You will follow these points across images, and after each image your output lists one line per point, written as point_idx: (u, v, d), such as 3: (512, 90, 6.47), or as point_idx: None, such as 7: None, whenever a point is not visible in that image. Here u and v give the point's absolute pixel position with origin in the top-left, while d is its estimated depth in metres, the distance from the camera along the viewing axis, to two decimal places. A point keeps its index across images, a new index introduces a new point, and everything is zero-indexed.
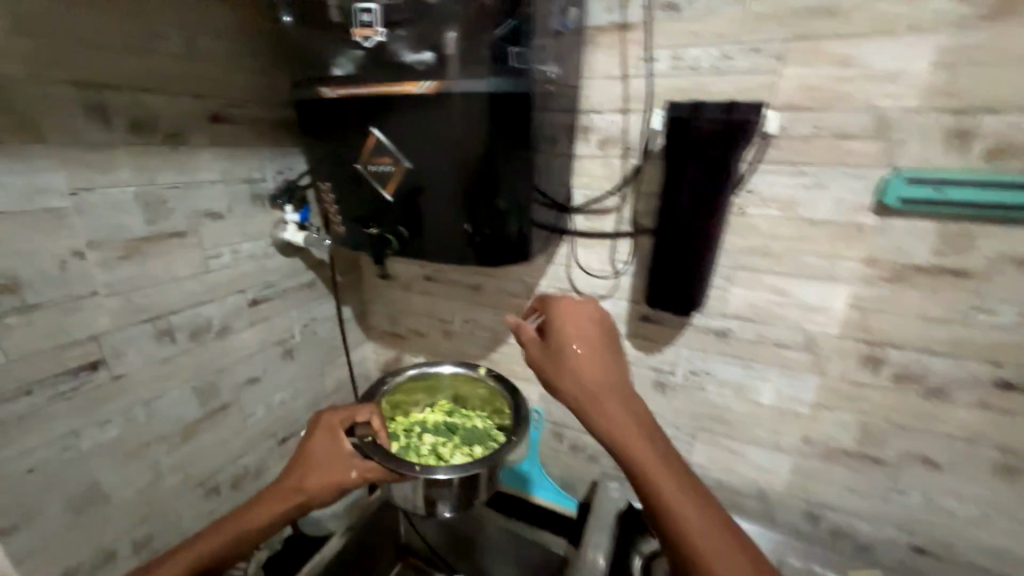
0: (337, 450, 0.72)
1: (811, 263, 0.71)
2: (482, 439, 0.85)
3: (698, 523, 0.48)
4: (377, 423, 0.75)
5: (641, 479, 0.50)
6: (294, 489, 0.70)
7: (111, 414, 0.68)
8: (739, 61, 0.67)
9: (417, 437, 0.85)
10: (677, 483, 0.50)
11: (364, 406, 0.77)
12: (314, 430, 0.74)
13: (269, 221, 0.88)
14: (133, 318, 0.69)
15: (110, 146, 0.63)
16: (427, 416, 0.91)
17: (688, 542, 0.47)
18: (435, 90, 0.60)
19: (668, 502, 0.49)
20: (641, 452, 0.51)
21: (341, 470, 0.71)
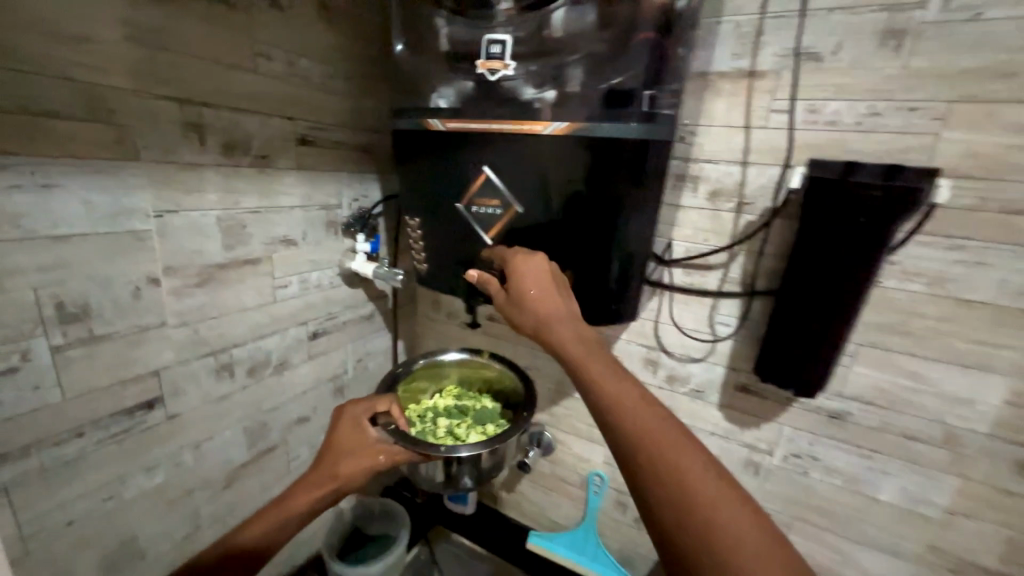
0: (366, 437, 0.64)
1: (958, 348, 0.62)
2: (496, 418, 0.79)
3: (708, 486, 0.36)
4: (398, 411, 0.69)
5: (626, 427, 0.40)
6: (327, 478, 0.60)
7: (159, 457, 0.61)
8: (889, 121, 0.60)
9: (432, 421, 0.78)
10: (678, 439, 0.39)
11: (382, 395, 0.70)
12: (339, 418, 0.65)
13: (340, 250, 0.82)
14: (196, 351, 0.62)
15: (201, 166, 0.58)
16: (438, 401, 0.84)
17: (688, 507, 0.35)
18: (566, 132, 0.56)
19: (672, 474, 0.37)
20: (632, 403, 0.42)
21: (373, 454, 0.64)
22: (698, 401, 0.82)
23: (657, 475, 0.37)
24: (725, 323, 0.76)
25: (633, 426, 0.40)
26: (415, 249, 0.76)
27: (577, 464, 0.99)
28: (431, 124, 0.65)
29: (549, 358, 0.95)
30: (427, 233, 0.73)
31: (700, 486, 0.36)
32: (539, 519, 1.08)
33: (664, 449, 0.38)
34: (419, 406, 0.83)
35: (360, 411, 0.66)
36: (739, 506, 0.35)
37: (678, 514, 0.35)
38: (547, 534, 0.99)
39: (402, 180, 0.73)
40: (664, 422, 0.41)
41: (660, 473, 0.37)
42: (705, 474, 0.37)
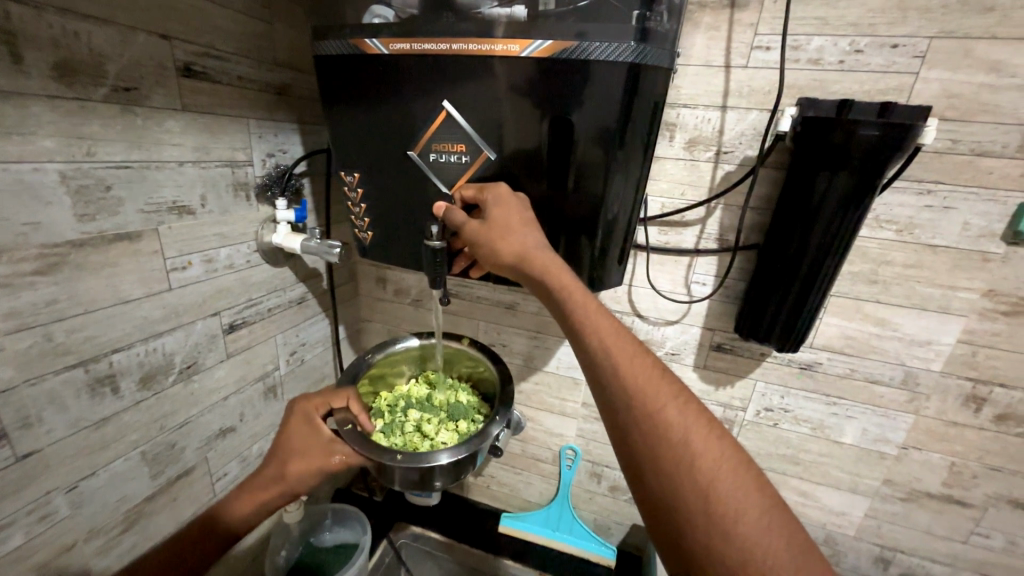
0: (317, 436, 0.56)
1: (921, 292, 0.64)
2: (473, 414, 0.69)
3: (706, 447, 0.34)
4: (356, 408, 0.61)
5: (619, 382, 0.38)
6: (269, 483, 0.54)
7: (12, 514, 0.44)
8: (870, 58, 0.57)
9: (402, 414, 0.69)
10: (680, 402, 0.36)
11: (339, 391, 0.62)
12: (290, 416, 0.58)
13: (254, 219, 0.66)
14: (53, 364, 0.45)
15: (24, 97, 0.40)
16: (409, 391, 0.74)
17: (682, 467, 0.33)
18: (547, 55, 0.46)
19: (671, 435, 0.34)
20: (627, 359, 0.39)
21: (324, 453, 0.55)
22: (673, 365, 0.79)
23: (648, 434, 0.35)
24: (701, 282, 0.73)
25: (627, 384, 0.37)
26: (355, 215, 0.62)
27: (549, 441, 0.94)
28: (368, 46, 0.50)
29: (515, 332, 0.87)
30: (371, 194, 0.60)
31: (696, 446, 0.34)
32: (509, 500, 1.03)
33: (659, 408, 0.36)
34: (390, 394, 0.73)
35: (313, 408, 0.58)
36: (735, 464, 0.33)
37: (672, 472, 0.33)
38: (522, 514, 0.96)
39: (332, 128, 0.58)
40: (660, 378, 0.38)
41: (653, 431, 0.35)
42: (704, 435, 0.34)
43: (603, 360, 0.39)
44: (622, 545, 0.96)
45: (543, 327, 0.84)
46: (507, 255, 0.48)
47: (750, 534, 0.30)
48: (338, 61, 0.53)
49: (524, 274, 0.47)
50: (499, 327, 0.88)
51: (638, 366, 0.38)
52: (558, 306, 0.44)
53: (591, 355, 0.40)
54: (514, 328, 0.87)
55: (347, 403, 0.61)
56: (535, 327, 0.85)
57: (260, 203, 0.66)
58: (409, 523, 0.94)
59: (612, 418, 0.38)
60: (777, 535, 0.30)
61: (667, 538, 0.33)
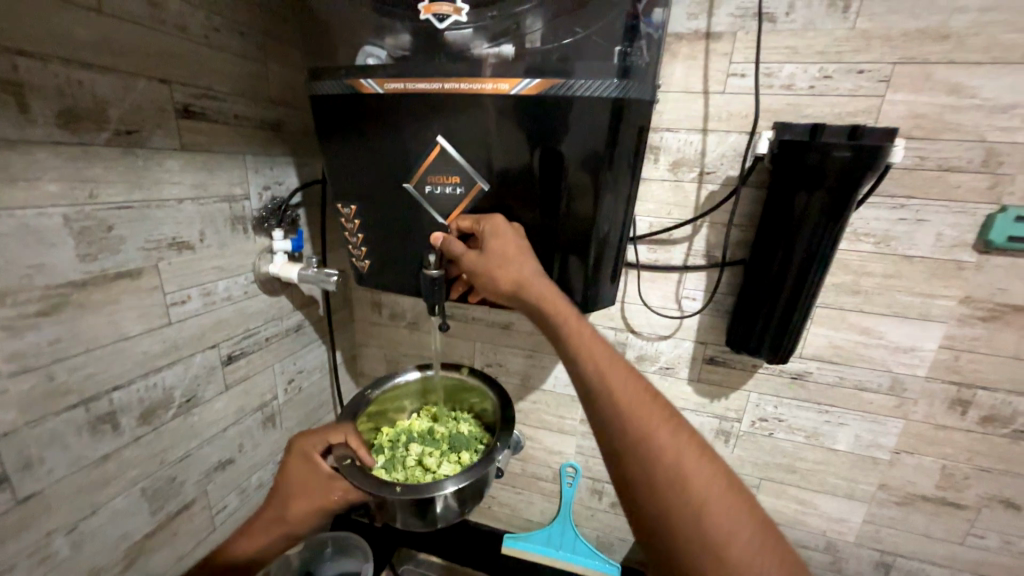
0: (317, 474, 0.58)
1: (902, 301, 0.66)
2: (474, 445, 0.69)
3: (697, 469, 0.35)
4: (355, 443, 0.59)
5: (614, 407, 0.39)
6: (277, 518, 0.58)
7: (12, 558, 0.43)
8: (839, 82, 0.61)
9: (403, 449, 0.69)
10: (674, 427, 0.37)
11: (339, 426, 0.61)
12: (288, 454, 0.59)
13: (252, 250, 0.67)
14: (54, 404, 0.45)
15: (29, 145, 0.41)
16: (411, 425, 0.74)
17: (674, 489, 0.34)
18: (534, 91, 0.48)
19: (663, 459, 0.36)
20: (622, 383, 0.40)
21: (325, 488, 0.58)
22: (668, 379, 0.81)
23: (641, 458, 0.36)
24: (692, 297, 0.75)
25: (620, 408, 0.39)
26: (352, 244, 0.64)
27: (549, 459, 0.94)
28: (362, 86, 0.52)
29: (512, 352, 0.88)
30: (367, 224, 0.61)
31: (688, 469, 0.35)
32: (511, 521, 1.02)
33: (652, 432, 0.37)
34: (391, 429, 0.73)
35: (311, 445, 0.59)
36: (725, 486, 0.34)
37: (664, 494, 0.35)
38: (524, 535, 0.95)
39: (328, 162, 0.60)
40: (652, 403, 0.39)
41: (646, 454, 0.36)
42: (696, 458, 0.36)
43: (598, 386, 0.40)
44: (626, 561, 0.96)
45: (539, 346, 0.86)
46: (505, 283, 0.50)
47: (738, 558, 0.31)
48: (333, 99, 0.55)
49: (521, 300, 0.49)
50: (496, 347, 0.89)
51: (632, 390, 0.40)
52: (554, 332, 0.46)
53: (587, 381, 0.41)
54: (510, 348, 0.88)
55: (346, 439, 0.59)
56: (531, 346, 0.87)
57: (257, 234, 0.67)
58: (414, 550, 0.93)
59: (606, 441, 0.39)
60: (762, 556, 0.32)
61: (660, 560, 0.34)
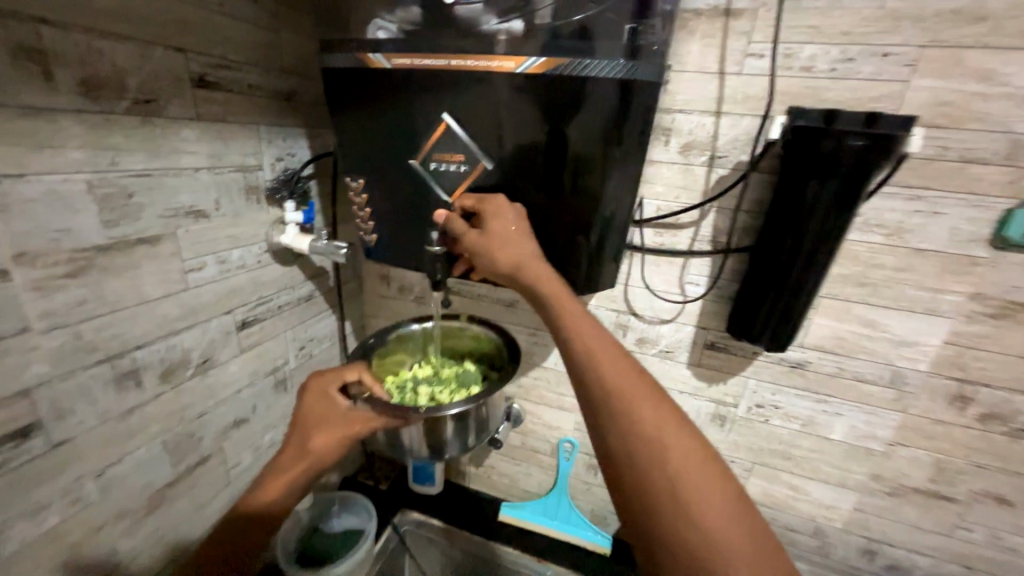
0: (336, 407, 0.59)
1: (910, 295, 0.65)
2: (481, 380, 0.72)
3: (676, 443, 0.37)
4: (370, 380, 0.63)
5: (601, 384, 0.40)
6: (297, 455, 0.55)
7: (49, 495, 0.48)
8: (862, 65, 0.58)
9: (412, 391, 0.69)
10: (657, 404, 0.39)
11: (352, 364, 0.63)
12: (304, 392, 0.59)
13: (265, 221, 0.69)
14: (83, 360, 0.49)
15: (53, 113, 0.43)
16: (415, 372, 0.74)
17: (654, 462, 0.36)
18: (540, 71, 0.48)
19: (646, 434, 0.37)
20: (609, 362, 0.41)
21: (345, 421, 0.58)
22: (668, 362, 0.82)
23: (624, 432, 0.38)
24: (695, 282, 0.75)
25: (606, 385, 0.40)
26: (360, 218, 0.65)
27: (548, 434, 0.97)
28: (372, 60, 0.53)
29: (515, 329, 0.90)
30: (375, 199, 0.62)
31: (668, 444, 0.37)
32: (510, 491, 1.07)
33: (636, 408, 0.38)
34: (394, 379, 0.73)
35: (327, 382, 0.61)
36: (702, 459, 0.36)
37: (644, 465, 0.36)
38: (521, 503, 1.00)
39: (339, 136, 0.61)
40: (638, 380, 0.40)
41: (629, 429, 0.38)
42: (676, 433, 0.37)
43: (587, 363, 0.42)
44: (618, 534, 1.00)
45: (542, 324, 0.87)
46: (502, 262, 0.51)
47: (710, 526, 0.34)
48: (342, 73, 0.55)
49: (517, 279, 0.50)
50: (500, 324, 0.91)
51: (619, 368, 0.41)
52: (546, 311, 0.47)
53: (576, 358, 0.43)
54: (514, 326, 0.90)
55: (360, 376, 0.63)
56: (534, 325, 0.88)
57: (270, 205, 0.69)
58: (410, 510, 0.99)
59: (591, 415, 0.40)
60: (732, 524, 0.34)
61: (636, 526, 0.36)
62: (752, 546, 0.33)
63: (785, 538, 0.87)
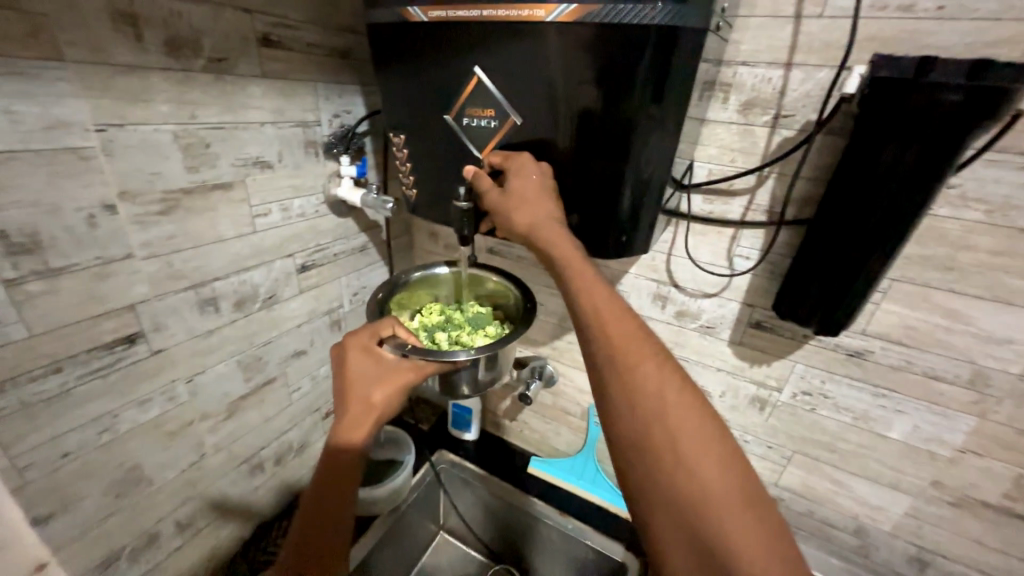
0: (383, 362, 0.60)
1: (1008, 284, 0.56)
2: (494, 321, 0.75)
3: (677, 401, 0.37)
4: (405, 332, 0.62)
5: (607, 345, 0.41)
6: (364, 411, 0.58)
7: (151, 391, 0.60)
8: (980, 1, 0.48)
9: (431, 337, 0.70)
10: (661, 363, 0.39)
11: (382, 320, 0.62)
12: (345, 353, 0.59)
13: (323, 174, 0.75)
14: (174, 285, 0.58)
15: (143, 70, 0.50)
16: (421, 320, 0.75)
17: (653, 418, 0.37)
18: (572, 18, 0.46)
19: (648, 392, 0.38)
20: (615, 322, 0.42)
21: (398, 373, 0.60)
22: (707, 338, 0.78)
23: (625, 389, 0.38)
24: (745, 255, 0.69)
25: (611, 345, 0.41)
26: (402, 174, 0.69)
27: (579, 397, 0.99)
28: (410, 14, 0.54)
29: (553, 292, 0.91)
30: (415, 155, 0.65)
31: (670, 401, 0.37)
32: (540, 447, 1.11)
33: (639, 367, 0.39)
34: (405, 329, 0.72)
35: (365, 340, 0.60)
36: (703, 418, 0.37)
37: (644, 421, 0.37)
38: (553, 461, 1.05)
39: (384, 92, 0.63)
40: (643, 341, 0.41)
41: (630, 386, 0.38)
42: (677, 392, 0.38)
43: (595, 325, 0.42)
44: None
45: None
46: (520, 223, 0.51)
47: (708, 478, 0.34)
48: (386, 28, 0.57)
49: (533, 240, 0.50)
50: (538, 286, 0.92)
51: (625, 329, 0.41)
52: (558, 273, 0.47)
53: (584, 319, 0.43)
54: (552, 289, 0.90)
55: (394, 329, 0.62)
56: None
57: (327, 159, 0.75)
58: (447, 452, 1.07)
59: (596, 375, 0.41)
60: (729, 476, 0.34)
61: (635, 478, 0.37)
62: (749, 498, 0.34)
63: (821, 532, 0.83)
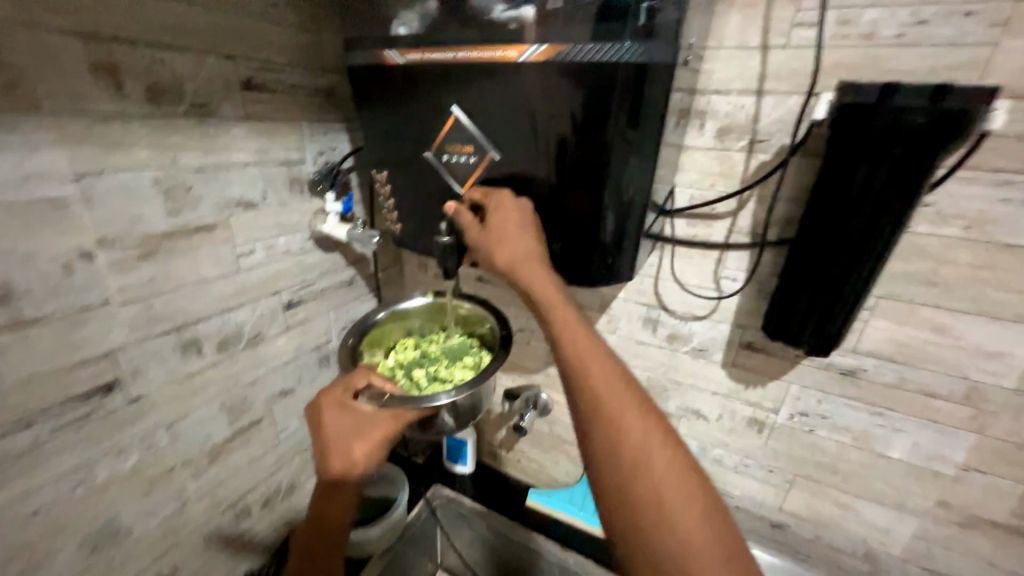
0: (360, 415, 0.60)
1: (992, 298, 0.56)
2: (472, 349, 0.74)
3: (661, 453, 0.37)
4: (379, 381, 0.63)
5: (591, 392, 0.41)
6: (345, 469, 0.58)
7: (129, 440, 0.58)
8: (936, 28, 0.50)
9: (408, 376, 0.70)
10: (643, 413, 0.40)
11: (356, 372, 0.64)
12: (320, 412, 0.59)
13: (308, 210, 0.75)
14: (154, 329, 0.57)
15: (123, 117, 0.50)
16: (397, 358, 0.74)
17: (637, 470, 0.37)
18: (542, 58, 0.47)
19: (632, 442, 0.38)
20: (599, 370, 0.42)
21: (376, 425, 0.60)
22: (700, 361, 0.78)
23: (610, 439, 0.38)
24: (732, 277, 0.70)
25: (596, 392, 0.41)
26: (386, 208, 0.69)
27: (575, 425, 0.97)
28: (387, 57, 0.56)
29: None
30: (398, 190, 0.66)
31: (654, 453, 0.37)
32: (538, 476, 1.08)
33: (623, 417, 0.39)
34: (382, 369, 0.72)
35: (338, 395, 0.61)
36: (686, 471, 0.37)
37: (629, 473, 0.37)
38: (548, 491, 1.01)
39: (366, 130, 0.64)
40: (626, 390, 0.41)
41: (614, 437, 0.38)
42: (661, 443, 0.38)
43: (579, 370, 0.42)
44: None
45: None
46: (502, 262, 0.51)
47: (692, 534, 0.34)
48: (366, 69, 0.59)
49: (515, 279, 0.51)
50: (529, 313, 0.92)
51: (609, 376, 0.42)
52: (542, 315, 0.47)
53: (568, 365, 0.43)
54: None
55: (369, 379, 0.63)
56: None
57: (313, 196, 0.75)
58: (442, 487, 1.03)
59: (580, 422, 0.41)
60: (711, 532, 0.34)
61: (620, 532, 0.36)
62: (732, 555, 0.34)
63: (830, 558, 0.80)
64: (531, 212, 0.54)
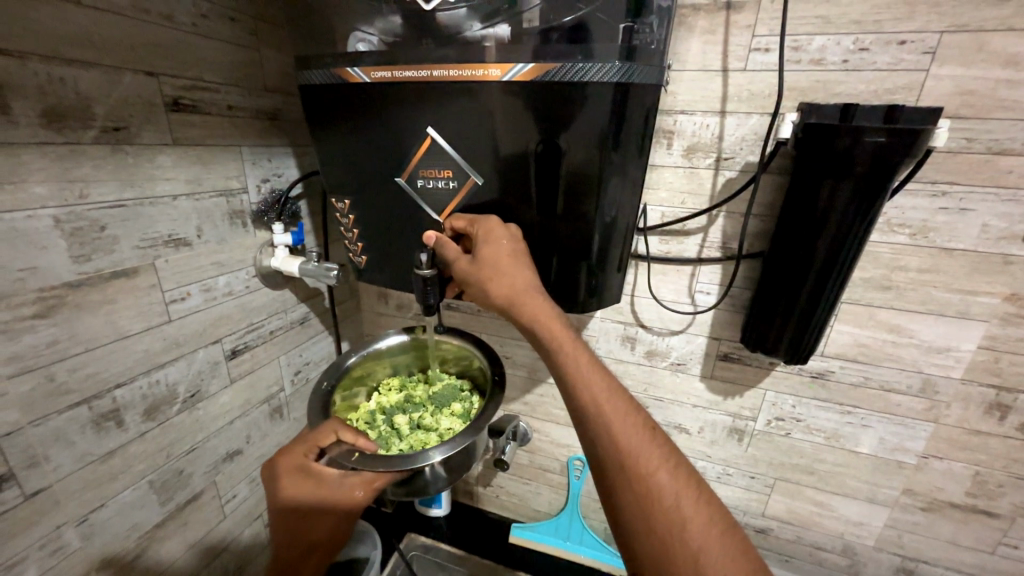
0: (325, 481, 0.52)
1: (939, 298, 0.61)
2: (462, 394, 0.68)
3: (694, 513, 0.35)
4: (349, 436, 0.55)
5: (613, 441, 0.38)
6: (301, 546, 0.53)
7: (24, 550, 0.45)
8: (876, 55, 0.54)
9: (389, 424, 0.64)
10: (671, 464, 0.37)
11: (322, 427, 0.56)
12: (279, 480, 0.52)
13: (252, 244, 0.66)
14: (56, 404, 0.46)
15: (12, 146, 0.40)
16: (379, 401, 0.68)
17: (672, 534, 0.34)
18: (525, 78, 0.45)
19: (662, 497, 0.35)
20: (620, 419, 0.39)
21: (345, 493, 0.52)
22: (680, 375, 0.78)
23: (638, 499, 0.36)
24: (706, 291, 0.71)
25: (619, 443, 0.38)
26: (348, 239, 0.62)
27: (556, 451, 0.93)
28: (349, 74, 0.50)
29: (518, 344, 0.86)
30: (362, 219, 0.59)
31: (686, 510, 0.35)
32: (520, 510, 1.02)
33: (651, 474, 0.36)
34: (363, 412, 0.66)
35: (300, 457, 0.53)
36: (723, 529, 0.35)
37: (662, 532, 0.34)
38: (532, 524, 0.96)
39: (320, 154, 0.58)
40: (650, 438, 0.38)
41: (644, 495, 0.36)
42: (696, 506, 0.35)
43: (597, 418, 0.39)
44: None
45: None
46: (498, 296, 0.48)
47: None
48: (321, 88, 0.53)
49: (513, 314, 0.47)
50: (502, 340, 0.87)
51: (631, 425, 0.39)
52: (549, 354, 0.44)
53: (584, 410, 0.40)
54: (516, 340, 0.86)
55: (336, 436, 0.55)
56: None
57: (256, 229, 0.66)
58: (418, 534, 0.95)
59: (602, 473, 0.38)
60: None
61: None
62: None
63: (812, 556, 0.82)
64: (521, 241, 0.51)
